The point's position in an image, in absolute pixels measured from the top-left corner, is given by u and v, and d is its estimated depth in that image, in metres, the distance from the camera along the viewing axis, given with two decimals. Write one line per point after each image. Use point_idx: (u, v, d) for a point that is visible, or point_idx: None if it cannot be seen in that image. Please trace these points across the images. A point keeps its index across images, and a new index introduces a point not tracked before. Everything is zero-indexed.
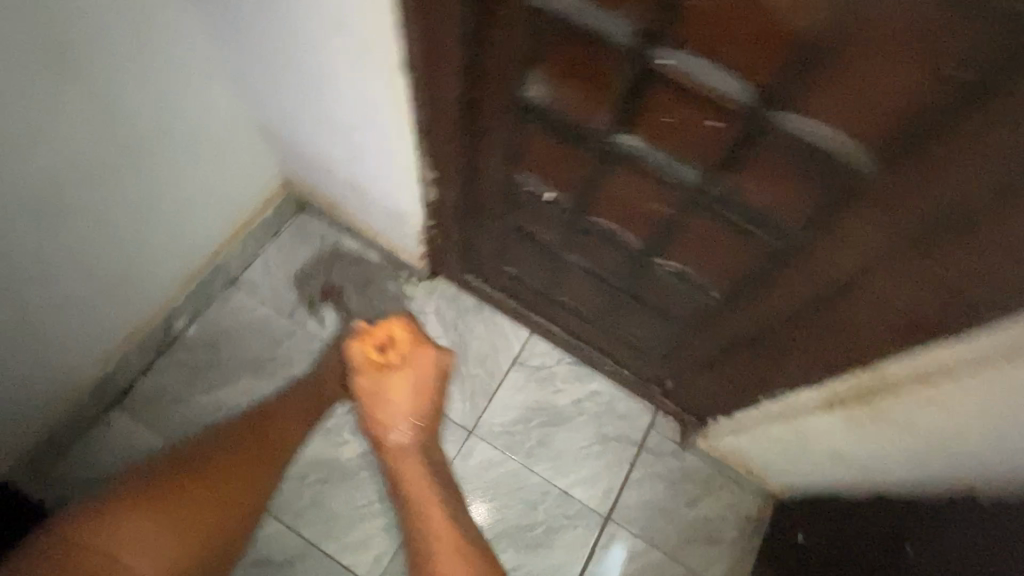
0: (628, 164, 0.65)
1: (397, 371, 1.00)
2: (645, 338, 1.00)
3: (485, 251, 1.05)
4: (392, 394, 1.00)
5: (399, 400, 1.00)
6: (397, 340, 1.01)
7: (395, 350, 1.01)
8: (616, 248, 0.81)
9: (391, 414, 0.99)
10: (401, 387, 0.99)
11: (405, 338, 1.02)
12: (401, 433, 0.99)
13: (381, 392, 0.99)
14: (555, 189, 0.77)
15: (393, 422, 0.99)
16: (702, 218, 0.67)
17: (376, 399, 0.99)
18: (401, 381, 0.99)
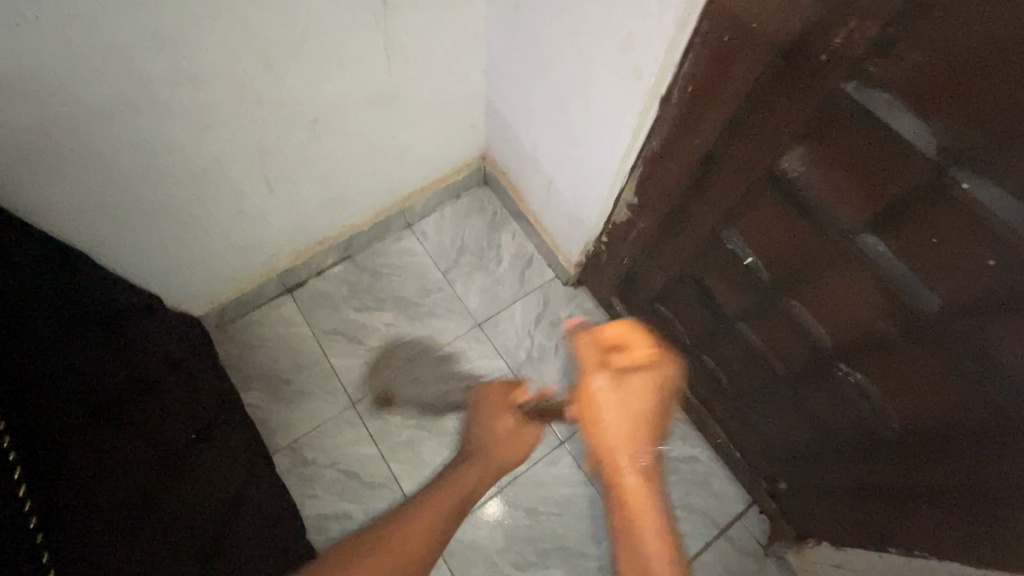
0: (861, 265, 0.61)
1: (638, 377, 0.62)
2: (780, 433, 0.94)
3: (646, 284, 1.06)
4: (628, 409, 0.63)
5: (628, 416, 0.62)
6: (632, 343, 0.64)
7: (634, 356, 0.63)
8: (798, 335, 0.77)
9: (627, 442, 0.62)
10: (625, 402, 0.62)
11: (644, 350, 0.63)
12: (637, 472, 0.62)
13: (621, 403, 0.63)
14: (758, 259, 0.76)
15: (628, 442, 0.62)
16: (918, 348, 0.61)
17: (602, 410, 0.63)
18: (640, 385, 0.63)
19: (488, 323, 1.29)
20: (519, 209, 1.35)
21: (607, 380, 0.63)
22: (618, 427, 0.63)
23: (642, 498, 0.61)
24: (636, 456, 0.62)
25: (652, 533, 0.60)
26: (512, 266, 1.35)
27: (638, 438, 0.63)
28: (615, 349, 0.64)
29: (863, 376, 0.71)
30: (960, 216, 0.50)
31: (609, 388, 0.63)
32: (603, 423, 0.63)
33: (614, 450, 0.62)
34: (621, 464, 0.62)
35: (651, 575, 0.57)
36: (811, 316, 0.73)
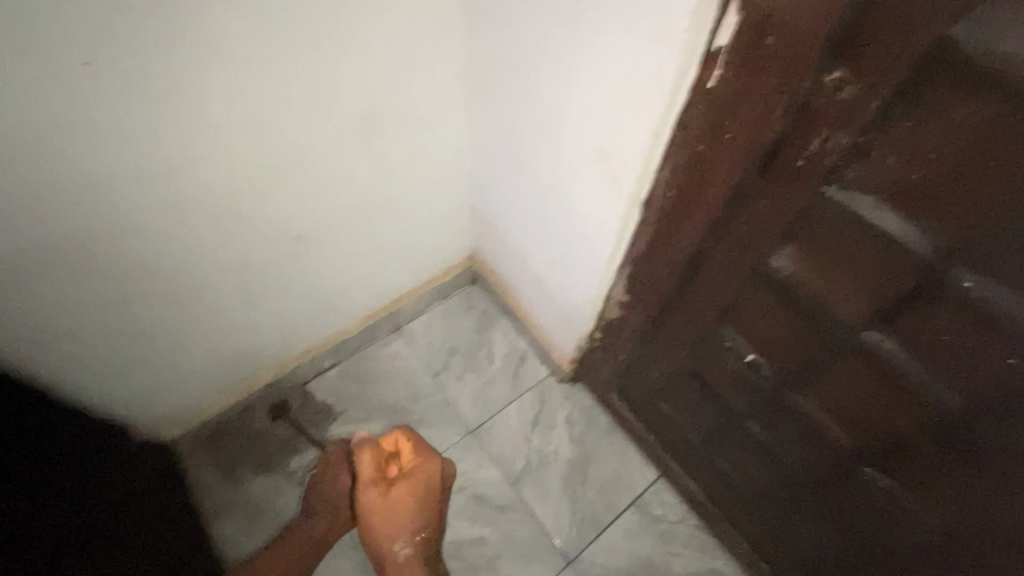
0: (869, 362, 0.58)
1: (400, 481, 0.99)
2: (808, 544, 0.85)
3: (646, 382, 1.01)
4: (389, 511, 0.97)
5: (387, 514, 0.97)
6: (399, 449, 1.01)
7: (399, 465, 1.00)
8: (811, 436, 0.73)
9: (390, 531, 0.96)
10: (383, 509, 0.97)
11: (410, 455, 1.00)
12: (395, 558, 0.95)
13: (382, 504, 0.97)
14: (761, 355, 0.72)
15: (394, 532, 0.96)
16: (947, 449, 0.56)
17: (373, 516, 0.97)
18: (399, 496, 0.97)
19: (481, 428, 1.22)
20: (508, 306, 1.34)
21: (369, 494, 0.98)
22: (376, 509, 0.97)
23: (404, 568, 0.95)
24: (402, 544, 0.96)
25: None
26: (505, 365, 1.31)
27: (404, 537, 0.96)
28: (392, 457, 1.02)
29: (894, 480, 0.65)
30: (966, 305, 0.48)
31: (386, 492, 0.98)
32: (376, 517, 0.97)
33: (311, 553, 0.98)
34: (390, 552, 0.95)
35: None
36: (826, 418, 0.67)
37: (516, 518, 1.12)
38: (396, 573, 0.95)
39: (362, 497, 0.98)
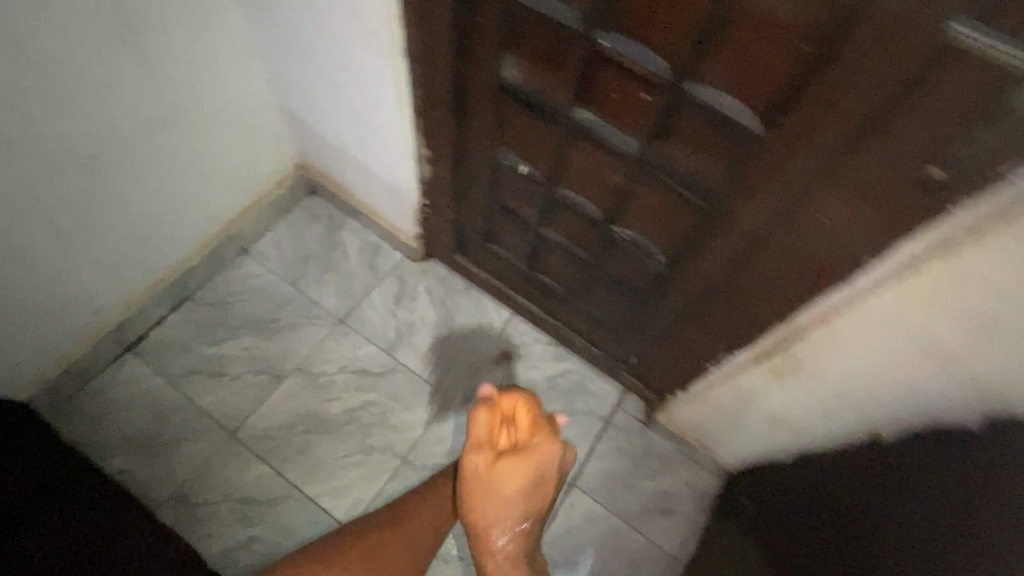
0: (587, 137, 0.77)
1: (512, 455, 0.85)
2: (611, 311, 1.10)
3: (473, 229, 1.17)
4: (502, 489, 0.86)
5: (503, 506, 0.87)
6: (520, 414, 0.86)
7: (515, 432, 0.86)
8: (581, 219, 0.93)
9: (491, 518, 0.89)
10: (493, 476, 0.85)
11: (527, 424, 0.86)
12: (503, 512, 0.88)
13: (486, 479, 0.85)
14: (529, 163, 0.89)
15: (490, 517, 0.89)
16: (647, 185, 0.77)
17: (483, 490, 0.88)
18: (512, 475, 0.84)
19: (351, 316, 1.33)
20: (350, 206, 1.41)
21: (498, 460, 0.84)
22: (493, 503, 0.87)
23: (506, 563, 0.93)
24: (501, 532, 0.90)
25: (510, 508, 0.87)
26: (359, 259, 1.40)
27: (515, 513, 0.88)
28: (512, 421, 0.86)
29: (630, 229, 0.87)
30: (614, 60, 0.65)
31: (499, 463, 0.84)
32: (484, 491, 0.87)
33: (490, 518, 0.89)
34: (487, 522, 0.89)
35: (502, 572, 0.93)
36: (580, 196, 0.87)
37: (399, 378, 1.27)
38: (496, 566, 0.93)
39: (490, 472, 0.84)
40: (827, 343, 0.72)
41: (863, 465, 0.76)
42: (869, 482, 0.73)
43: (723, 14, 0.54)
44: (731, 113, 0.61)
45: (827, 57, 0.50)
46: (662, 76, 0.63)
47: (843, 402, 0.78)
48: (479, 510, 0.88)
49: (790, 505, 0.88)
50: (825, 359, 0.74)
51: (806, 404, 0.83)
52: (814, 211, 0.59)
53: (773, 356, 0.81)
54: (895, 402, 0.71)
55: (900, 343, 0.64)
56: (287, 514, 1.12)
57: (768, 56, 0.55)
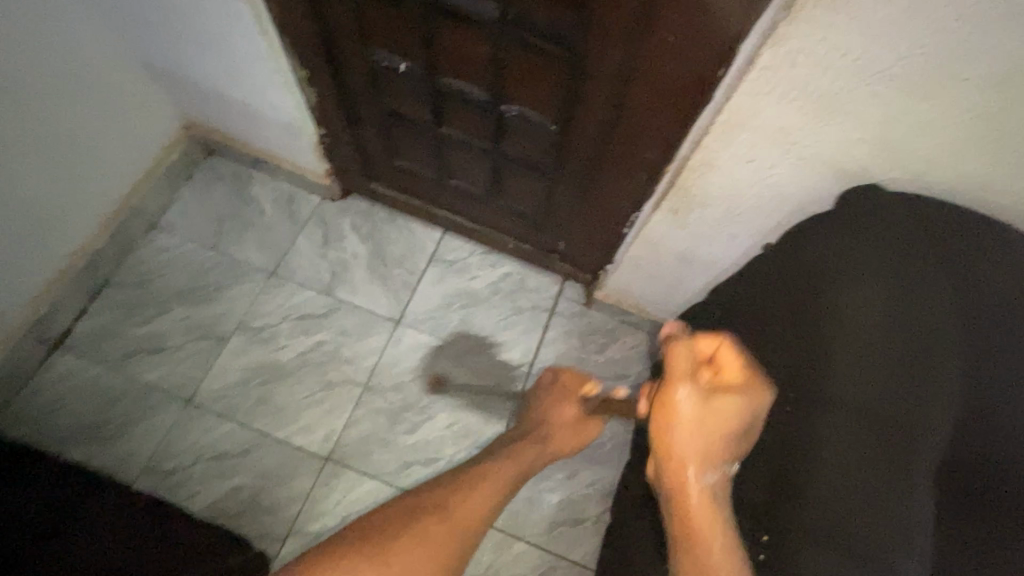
0: (448, 11, 0.76)
1: (722, 399, 0.56)
2: (527, 198, 1.13)
3: (377, 148, 1.16)
4: (704, 442, 0.56)
5: (713, 443, 0.56)
6: (726, 361, 0.59)
7: (726, 375, 0.58)
8: (472, 106, 0.93)
9: (699, 460, 0.56)
10: (702, 423, 0.56)
11: (741, 369, 0.58)
12: (696, 452, 0.56)
13: (704, 419, 0.56)
14: (405, 58, 0.89)
15: (690, 459, 0.56)
16: (516, 50, 0.78)
17: (683, 438, 0.56)
18: (723, 411, 0.56)
19: (281, 266, 1.32)
20: (253, 158, 1.36)
21: (707, 393, 0.57)
22: (697, 444, 0.56)
23: (708, 514, 0.54)
24: (710, 472, 0.56)
25: (697, 443, 0.56)
26: (275, 209, 1.36)
27: (715, 459, 0.56)
28: (715, 364, 0.59)
29: (517, 104, 0.88)
30: None
31: (711, 395, 0.57)
32: (681, 425, 0.56)
33: (691, 456, 0.56)
34: (687, 463, 0.56)
35: (702, 519, 0.54)
36: (462, 79, 0.88)
37: (342, 314, 1.29)
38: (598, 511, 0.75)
39: (682, 399, 0.56)
40: (706, 166, 0.77)
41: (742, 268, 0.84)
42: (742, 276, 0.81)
43: None
44: None
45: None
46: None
47: (736, 224, 0.84)
48: (671, 442, 0.57)
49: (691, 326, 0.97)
50: (710, 184, 0.79)
51: (709, 237, 0.90)
52: (659, 32, 0.64)
53: (669, 196, 0.86)
54: (778, 209, 0.77)
55: (767, 145, 0.69)
56: (260, 460, 1.16)
57: None
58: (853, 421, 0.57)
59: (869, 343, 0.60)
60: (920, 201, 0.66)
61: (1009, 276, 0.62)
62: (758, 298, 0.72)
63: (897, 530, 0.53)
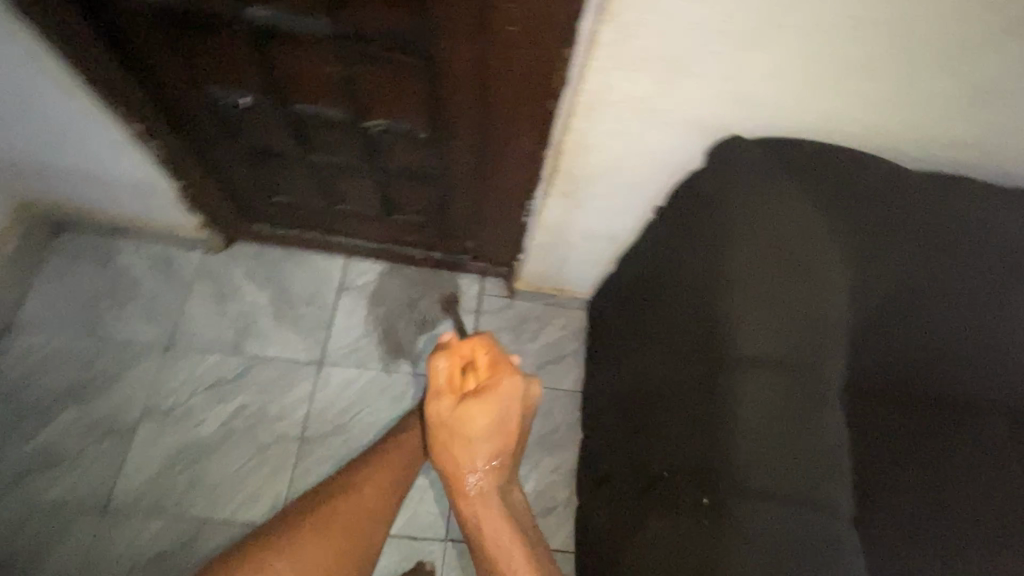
0: (278, 35, 0.70)
1: (480, 400, 0.75)
2: (422, 207, 1.09)
3: (248, 188, 1.07)
4: (472, 426, 0.75)
5: (483, 432, 0.76)
6: (473, 359, 0.77)
7: (478, 375, 0.77)
8: (336, 127, 0.87)
9: (467, 458, 0.77)
10: (468, 424, 0.75)
11: (486, 365, 0.77)
12: (477, 458, 0.78)
13: (461, 420, 0.75)
14: (248, 92, 0.82)
15: (462, 462, 0.77)
16: (363, 64, 0.74)
17: (453, 431, 0.76)
18: (474, 415, 0.75)
19: (176, 336, 1.20)
20: (113, 227, 1.22)
21: (463, 401, 0.75)
22: (474, 433, 0.75)
23: (483, 502, 0.78)
24: (475, 471, 0.78)
25: (479, 443, 0.76)
26: (154, 276, 1.23)
27: (491, 450, 0.77)
28: (474, 367, 0.77)
29: (382, 119, 0.84)
30: None
31: (465, 403, 0.75)
32: (460, 431, 0.75)
33: (473, 448, 0.76)
34: (464, 469, 0.78)
35: (484, 518, 0.78)
36: (317, 104, 0.82)
37: (259, 370, 1.19)
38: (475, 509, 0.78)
39: (440, 411, 0.76)
40: (582, 146, 0.76)
41: (645, 238, 0.85)
42: (649, 248, 0.83)
43: None
44: None
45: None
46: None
47: (625, 195, 0.85)
48: (456, 456, 0.77)
49: (610, 303, 0.99)
50: (590, 162, 0.79)
51: (605, 213, 0.90)
52: (500, 22, 0.61)
53: (557, 181, 0.85)
54: (658, 173, 0.79)
55: (632, 116, 0.69)
56: (204, 548, 1.05)
57: None
58: (763, 374, 0.59)
59: (755, 285, 0.62)
60: (783, 142, 0.69)
61: (865, 202, 0.67)
62: (670, 271, 0.74)
63: (818, 465, 0.57)
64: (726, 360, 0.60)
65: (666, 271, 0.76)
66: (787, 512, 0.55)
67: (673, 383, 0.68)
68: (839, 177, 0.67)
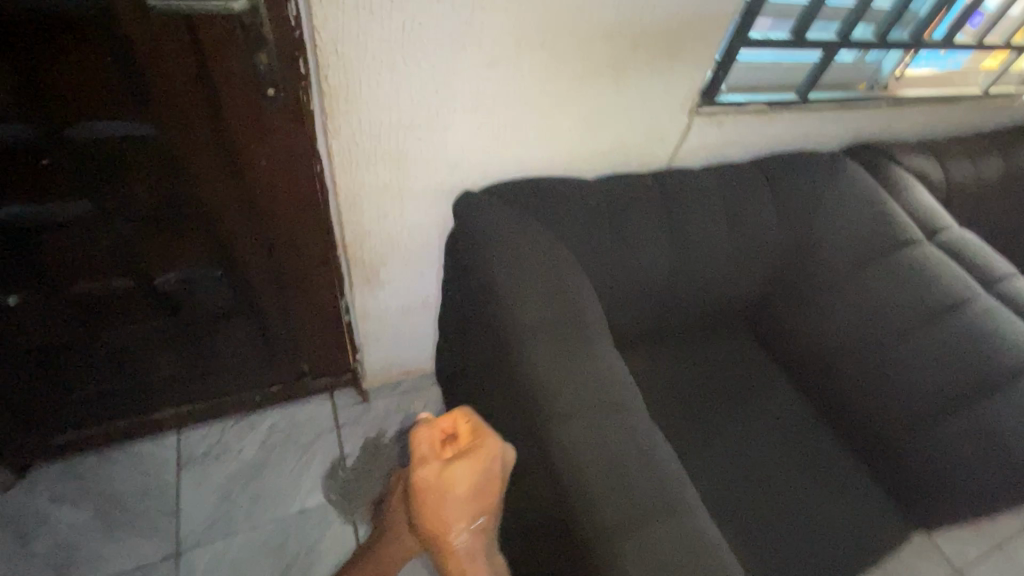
0: (35, 228, 0.74)
1: (462, 460, 0.69)
2: (243, 345, 1.11)
3: (35, 392, 1.00)
4: (453, 489, 0.68)
5: (465, 493, 0.68)
6: (457, 427, 0.74)
7: (462, 442, 0.72)
8: (124, 298, 0.90)
9: (453, 519, 0.68)
10: (462, 482, 0.68)
11: (468, 430, 0.73)
12: (464, 520, 0.68)
13: (446, 484, 0.68)
14: (12, 293, 0.82)
15: (450, 523, 0.68)
16: (137, 232, 0.81)
17: (433, 500, 0.68)
18: (457, 474, 0.68)
19: None
20: None
21: (450, 463, 0.69)
22: (459, 500, 0.68)
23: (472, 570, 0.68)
24: (462, 532, 0.68)
25: (466, 504, 0.68)
26: None
27: (474, 511, 0.69)
28: (456, 438, 0.73)
29: (171, 276, 0.89)
30: None
31: (452, 464, 0.69)
32: (448, 495, 0.67)
33: (456, 511, 0.68)
34: (447, 535, 0.67)
35: None
36: (97, 282, 0.85)
37: None
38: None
39: (423, 478, 0.69)
40: (359, 235, 0.91)
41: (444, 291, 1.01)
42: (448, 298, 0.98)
43: (27, 71, 0.61)
44: (127, 139, 0.70)
45: (130, 54, 0.62)
46: (37, 136, 0.66)
47: (413, 264, 1.01)
48: (441, 520, 0.67)
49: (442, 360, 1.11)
50: (372, 246, 0.94)
51: (404, 284, 1.05)
52: (252, 160, 0.76)
53: (351, 271, 0.98)
54: (429, 238, 0.97)
55: (388, 199, 0.87)
56: None
57: (99, 83, 0.64)
58: (534, 343, 0.78)
59: (518, 278, 0.82)
60: (505, 183, 0.91)
61: (570, 206, 0.92)
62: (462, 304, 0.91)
63: (602, 383, 0.76)
64: (517, 337, 0.78)
65: (457, 312, 0.95)
66: (586, 429, 0.72)
67: (491, 381, 0.82)
68: (551, 194, 0.91)
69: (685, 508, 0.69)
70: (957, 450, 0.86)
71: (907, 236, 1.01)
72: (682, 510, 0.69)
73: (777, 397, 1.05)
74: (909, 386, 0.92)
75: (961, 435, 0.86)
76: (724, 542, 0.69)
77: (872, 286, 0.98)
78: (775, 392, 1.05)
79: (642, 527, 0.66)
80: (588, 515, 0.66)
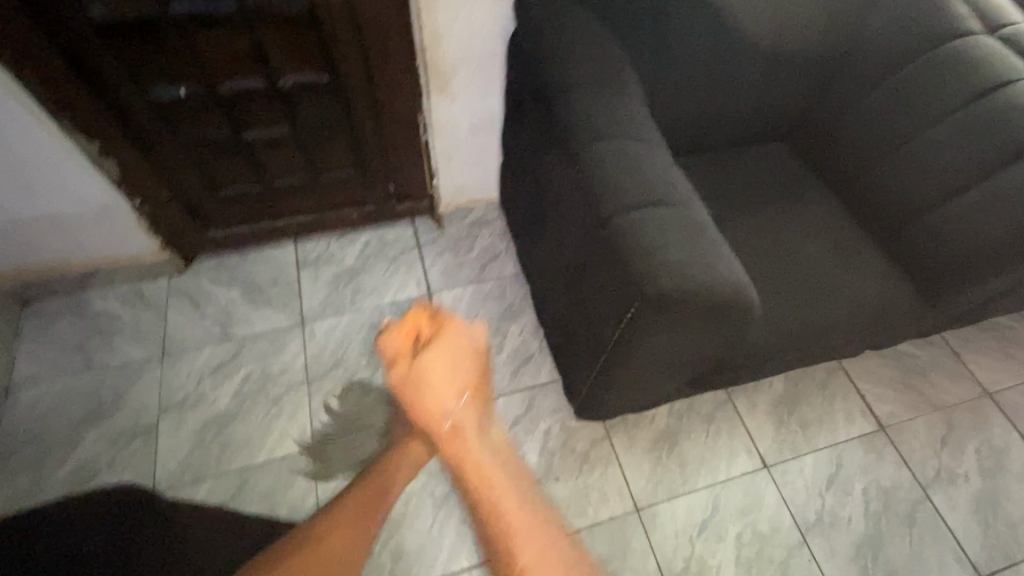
0: (198, 21, 0.97)
1: (433, 346, 0.64)
2: (344, 158, 1.34)
3: (195, 186, 1.29)
4: (429, 368, 0.62)
5: (449, 368, 0.62)
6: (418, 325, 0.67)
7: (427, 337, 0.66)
8: (259, 97, 1.13)
9: (437, 385, 0.61)
10: (436, 363, 0.63)
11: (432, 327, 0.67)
12: (452, 402, 0.59)
13: (422, 371, 0.62)
14: (184, 85, 1.07)
15: (432, 395, 0.60)
16: (268, 29, 1.02)
17: (413, 376, 0.63)
18: (434, 358, 0.63)
19: (167, 346, 1.34)
20: (79, 276, 1.37)
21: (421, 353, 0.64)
22: (436, 382, 0.61)
23: (480, 451, 0.54)
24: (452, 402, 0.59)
25: (446, 386, 0.60)
26: (129, 309, 1.38)
27: (457, 387, 0.61)
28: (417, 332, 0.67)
29: (292, 78, 1.11)
30: None
31: (424, 353, 0.64)
32: (427, 374, 0.62)
33: (435, 387, 0.61)
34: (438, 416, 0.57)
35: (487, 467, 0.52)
36: (239, 78, 1.09)
37: (250, 346, 1.35)
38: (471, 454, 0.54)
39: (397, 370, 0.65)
40: (434, 34, 1.08)
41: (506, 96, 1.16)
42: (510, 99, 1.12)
43: None
44: None
45: None
46: None
47: (479, 70, 1.18)
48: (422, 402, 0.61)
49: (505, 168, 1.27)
50: (445, 47, 1.11)
51: (471, 92, 1.22)
52: None
53: (427, 74, 1.16)
54: (492, 41, 1.13)
55: None
56: (255, 489, 1.18)
57: None
58: (577, 90, 0.87)
59: (559, 38, 0.91)
60: None
61: None
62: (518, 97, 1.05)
63: (633, 122, 0.86)
64: (565, 87, 0.87)
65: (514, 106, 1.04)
66: (617, 144, 0.83)
67: (537, 140, 0.96)
68: None
69: (686, 202, 0.81)
70: (973, 216, 0.93)
71: (959, 26, 1.02)
72: (692, 211, 0.80)
73: (809, 193, 1.14)
74: (937, 163, 0.98)
75: (970, 203, 0.94)
76: (718, 235, 0.80)
77: (913, 74, 1.03)
78: (808, 191, 1.14)
79: (653, 207, 0.78)
80: (612, 197, 0.78)
